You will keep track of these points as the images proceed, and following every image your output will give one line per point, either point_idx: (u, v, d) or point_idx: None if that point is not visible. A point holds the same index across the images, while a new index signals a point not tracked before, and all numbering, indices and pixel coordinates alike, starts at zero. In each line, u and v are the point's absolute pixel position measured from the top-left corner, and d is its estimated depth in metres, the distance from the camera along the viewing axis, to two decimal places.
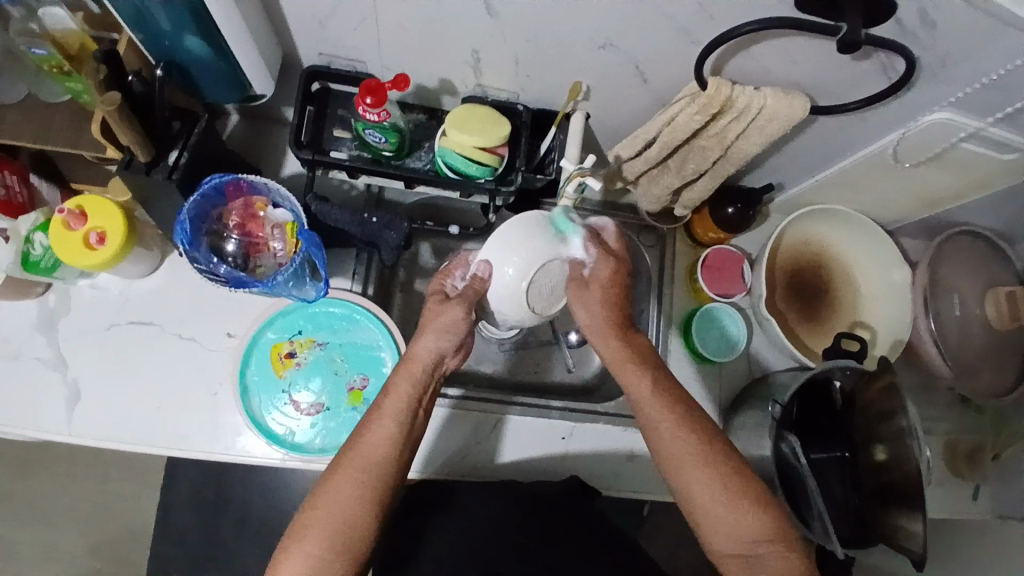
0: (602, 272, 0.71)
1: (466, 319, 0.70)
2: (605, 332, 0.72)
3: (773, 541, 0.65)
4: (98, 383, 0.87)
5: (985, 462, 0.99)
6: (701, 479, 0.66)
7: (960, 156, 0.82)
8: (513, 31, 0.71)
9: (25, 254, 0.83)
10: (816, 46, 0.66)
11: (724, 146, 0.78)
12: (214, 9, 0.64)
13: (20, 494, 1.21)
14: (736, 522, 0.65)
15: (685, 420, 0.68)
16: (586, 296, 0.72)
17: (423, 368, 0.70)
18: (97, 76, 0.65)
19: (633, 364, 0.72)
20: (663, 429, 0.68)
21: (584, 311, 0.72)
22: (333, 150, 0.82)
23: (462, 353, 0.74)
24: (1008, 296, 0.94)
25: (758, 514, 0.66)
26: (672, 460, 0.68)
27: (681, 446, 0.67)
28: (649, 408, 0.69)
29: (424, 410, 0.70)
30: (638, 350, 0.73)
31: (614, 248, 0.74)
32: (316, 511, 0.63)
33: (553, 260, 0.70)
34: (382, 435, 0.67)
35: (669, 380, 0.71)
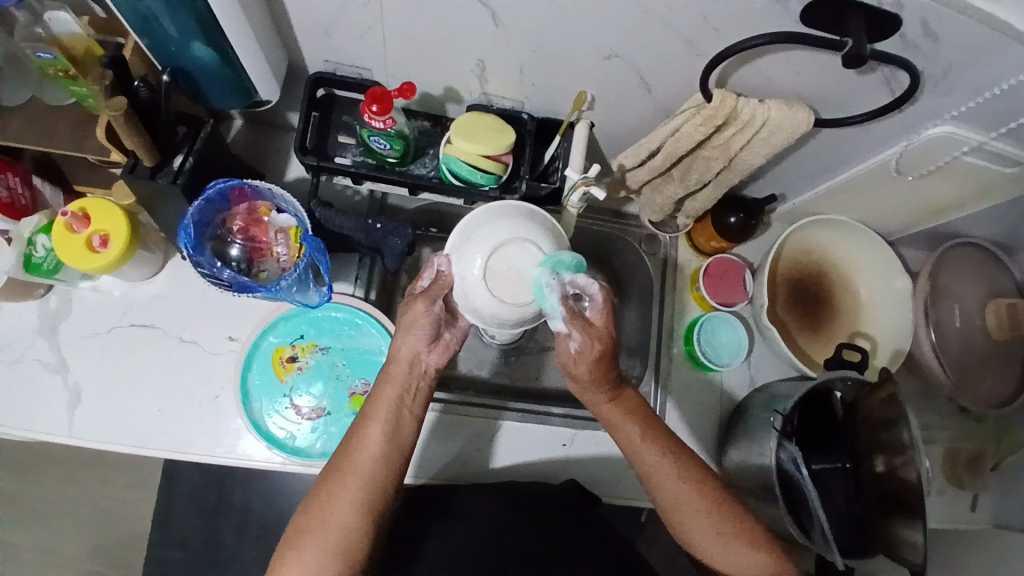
0: (589, 352, 0.64)
1: (429, 312, 0.67)
2: (586, 368, 0.66)
3: (772, 573, 0.68)
4: (98, 387, 0.87)
5: (986, 472, 0.99)
6: (699, 519, 0.68)
7: (963, 169, 0.82)
8: (519, 40, 0.71)
9: (26, 257, 0.83)
10: (820, 60, 0.66)
11: (729, 157, 0.78)
12: (221, 15, 0.64)
13: (20, 495, 1.21)
14: (734, 559, 0.68)
15: (682, 464, 0.69)
16: (576, 364, 0.66)
17: (404, 370, 0.69)
18: (102, 82, 0.65)
19: (633, 420, 0.70)
20: (658, 480, 0.69)
21: (577, 372, 0.67)
22: (339, 155, 0.82)
23: (446, 350, 0.70)
24: (1008, 306, 0.93)
25: (755, 550, 0.68)
26: (668, 506, 0.69)
27: (677, 493, 0.68)
28: (645, 460, 0.69)
29: (413, 414, 0.69)
30: (626, 406, 0.70)
31: (598, 328, 0.64)
32: (310, 518, 0.64)
33: (513, 243, 0.63)
34: (371, 442, 0.66)
35: (663, 435, 0.70)
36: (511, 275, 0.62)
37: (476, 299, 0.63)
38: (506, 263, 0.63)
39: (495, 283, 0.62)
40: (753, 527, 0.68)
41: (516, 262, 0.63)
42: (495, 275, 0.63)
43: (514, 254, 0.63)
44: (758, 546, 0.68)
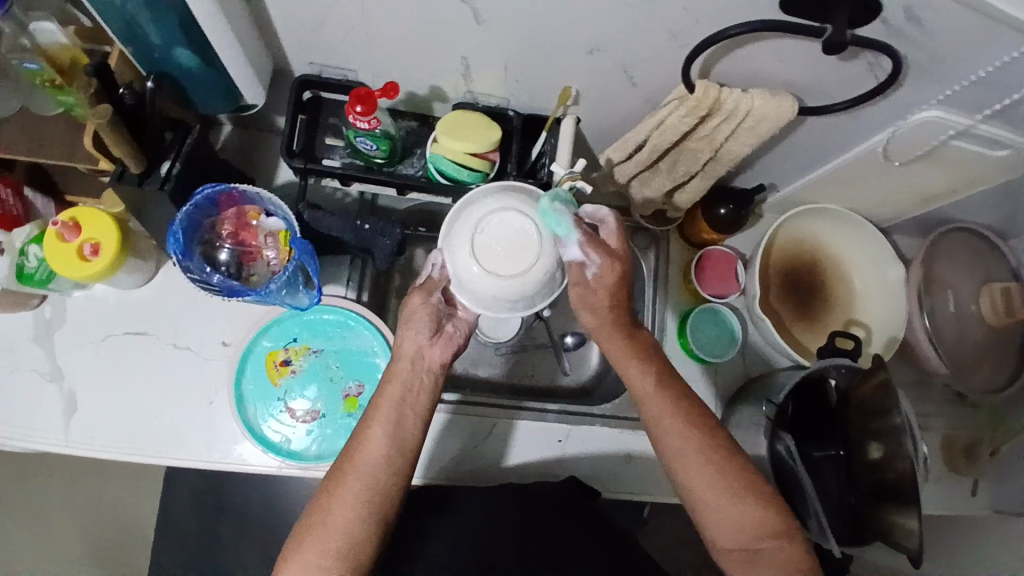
0: (608, 275, 0.68)
1: (425, 304, 0.73)
2: (601, 294, 0.69)
3: (777, 537, 0.66)
4: (94, 394, 0.87)
5: (984, 458, 0.99)
6: (703, 478, 0.67)
7: (951, 153, 0.82)
8: (502, 37, 0.71)
9: (19, 266, 0.83)
10: (802, 47, 0.66)
11: (714, 148, 0.79)
12: (204, 21, 0.65)
13: (22, 505, 1.21)
14: (735, 517, 0.66)
15: (687, 416, 0.69)
16: (592, 292, 0.69)
17: (407, 367, 0.71)
18: (89, 89, 0.66)
19: (643, 356, 0.72)
20: (649, 404, 0.70)
21: (593, 299, 0.70)
22: (326, 158, 0.83)
23: (449, 343, 0.74)
24: (1002, 292, 0.93)
25: (760, 509, 0.66)
26: (675, 453, 0.69)
27: (670, 422, 0.69)
28: (653, 406, 0.70)
29: (416, 413, 0.70)
30: (641, 343, 0.73)
31: (614, 248, 0.69)
32: (311, 520, 0.65)
33: (495, 215, 0.65)
34: (374, 441, 0.67)
35: (674, 381, 0.72)
36: (499, 248, 0.65)
37: (460, 259, 0.66)
38: (495, 232, 0.65)
39: (478, 253, 0.65)
40: (757, 483, 0.67)
41: (503, 236, 0.65)
42: (483, 250, 0.65)
43: (507, 226, 0.65)
44: (760, 505, 0.66)
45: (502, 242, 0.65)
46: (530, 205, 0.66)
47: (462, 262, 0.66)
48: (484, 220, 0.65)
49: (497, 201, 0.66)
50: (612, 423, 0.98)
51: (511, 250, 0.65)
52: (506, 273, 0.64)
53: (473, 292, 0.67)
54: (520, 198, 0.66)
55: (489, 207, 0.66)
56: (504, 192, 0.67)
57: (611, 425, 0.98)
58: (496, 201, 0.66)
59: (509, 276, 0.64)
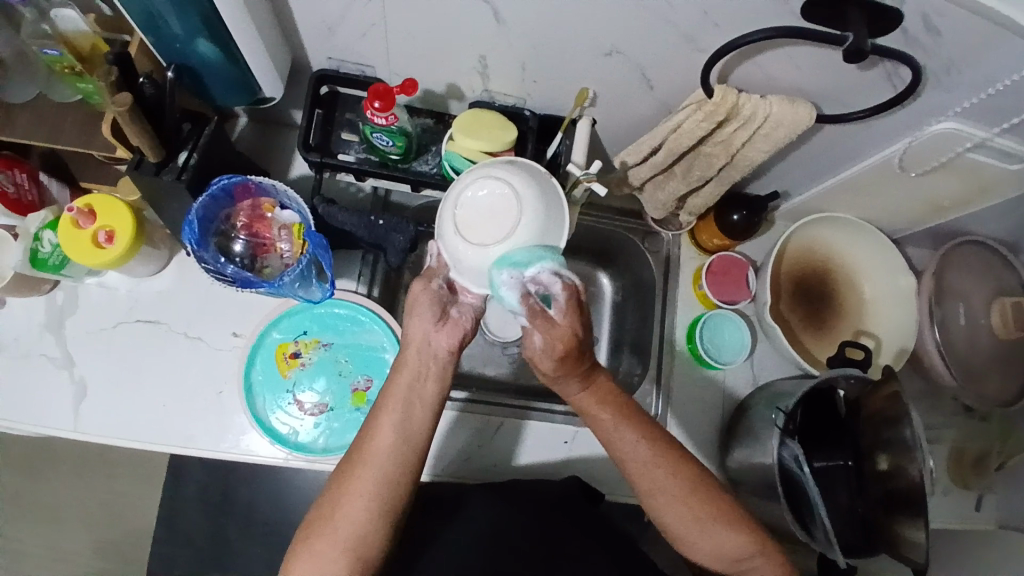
0: (554, 350, 0.64)
1: (425, 291, 0.71)
2: (551, 363, 0.65)
3: (756, 554, 0.69)
4: (104, 382, 0.88)
5: (991, 472, 0.99)
6: (679, 508, 0.68)
7: (967, 165, 0.82)
8: (520, 37, 0.72)
9: (33, 252, 0.84)
10: (821, 55, 0.66)
11: (730, 154, 0.78)
12: (225, 13, 0.65)
13: (27, 491, 1.22)
14: (718, 544, 0.69)
15: (657, 454, 0.69)
16: (542, 359, 0.65)
17: (416, 354, 0.70)
18: (108, 78, 0.66)
19: (608, 406, 0.70)
20: (631, 464, 0.69)
21: (542, 366, 0.66)
22: (342, 153, 0.83)
23: (456, 330, 0.71)
24: (1012, 305, 0.95)
25: (735, 534, 0.69)
26: (649, 495, 0.69)
27: (652, 476, 0.68)
28: (639, 457, 0.69)
29: (426, 401, 0.70)
30: (602, 393, 0.70)
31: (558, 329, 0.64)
32: (319, 510, 0.66)
33: (472, 186, 0.64)
34: (383, 432, 0.67)
35: (649, 429, 0.70)
36: (482, 219, 0.64)
37: (449, 239, 0.66)
38: (476, 206, 0.64)
39: (464, 228, 0.64)
40: (733, 511, 0.69)
41: (486, 204, 0.64)
42: (467, 223, 0.64)
43: (489, 195, 0.64)
44: (737, 530, 0.69)
45: (486, 211, 0.64)
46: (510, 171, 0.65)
47: (451, 241, 0.66)
48: (462, 195, 0.65)
49: (479, 172, 0.65)
50: None
51: (494, 216, 0.64)
52: (492, 240, 0.63)
53: (466, 268, 0.66)
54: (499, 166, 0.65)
55: (469, 181, 0.65)
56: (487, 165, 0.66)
57: None
58: (475, 174, 0.65)
59: (495, 244, 0.63)
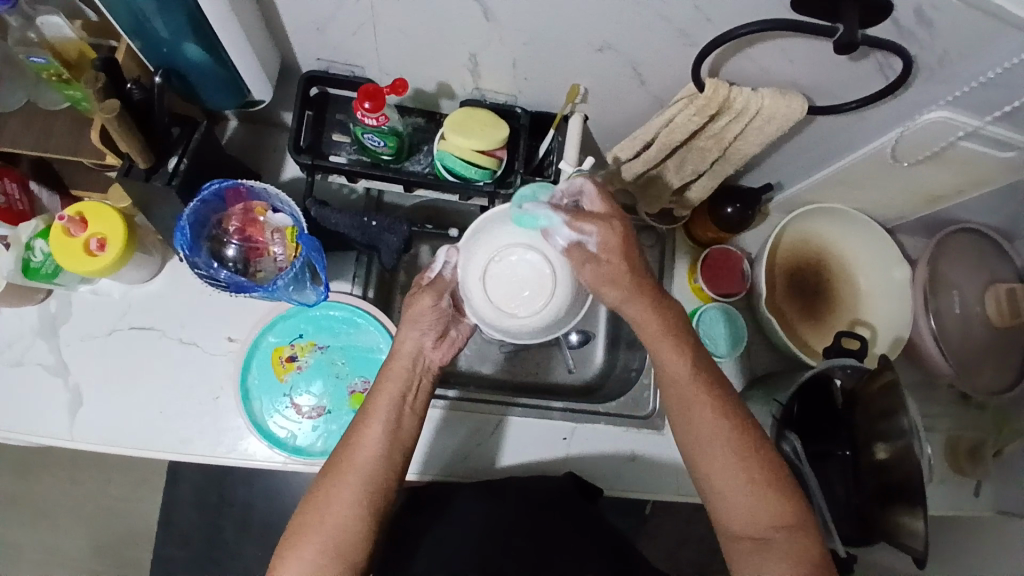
0: (610, 241, 0.71)
1: (433, 307, 0.75)
2: (614, 263, 0.72)
3: (790, 527, 0.65)
4: (99, 388, 0.87)
5: (987, 459, 0.99)
6: (727, 469, 0.67)
7: (959, 154, 0.82)
8: (511, 34, 0.71)
9: (25, 261, 0.83)
10: (812, 46, 0.66)
11: (723, 147, 0.78)
12: (213, 16, 0.65)
13: (25, 498, 1.21)
14: (753, 503, 0.66)
15: (711, 398, 0.69)
16: (603, 265, 0.72)
17: (407, 366, 0.72)
18: (96, 84, 0.65)
19: (671, 337, 0.71)
20: (680, 398, 0.70)
21: (606, 272, 0.72)
22: (333, 154, 0.83)
23: (452, 347, 0.76)
24: (1007, 293, 0.94)
25: (778, 501, 0.66)
26: (685, 434, 0.69)
27: (707, 430, 0.68)
28: (678, 381, 0.70)
29: (413, 410, 0.71)
30: (667, 319, 0.71)
31: (602, 213, 0.73)
32: (305, 517, 0.65)
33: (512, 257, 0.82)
34: (370, 439, 0.68)
35: (702, 359, 0.71)
36: (508, 281, 0.82)
37: (472, 282, 0.81)
38: (508, 269, 0.82)
39: (491, 282, 0.81)
40: (779, 473, 0.67)
41: (517, 274, 0.82)
42: (496, 280, 0.81)
43: (521, 265, 0.81)
44: (780, 495, 0.66)
45: (514, 273, 0.82)
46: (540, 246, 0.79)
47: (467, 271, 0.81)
48: (503, 258, 0.82)
49: (520, 237, 0.81)
50: (615, 422, 0.98)
51: (518, 287, 0.82)
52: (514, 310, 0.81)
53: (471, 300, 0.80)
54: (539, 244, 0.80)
55: (511, 241, 0.81)
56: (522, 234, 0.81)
57: (616, 423, 0.97)
58: (523, 243, 0.81)
59: (509, 311, 0.81)
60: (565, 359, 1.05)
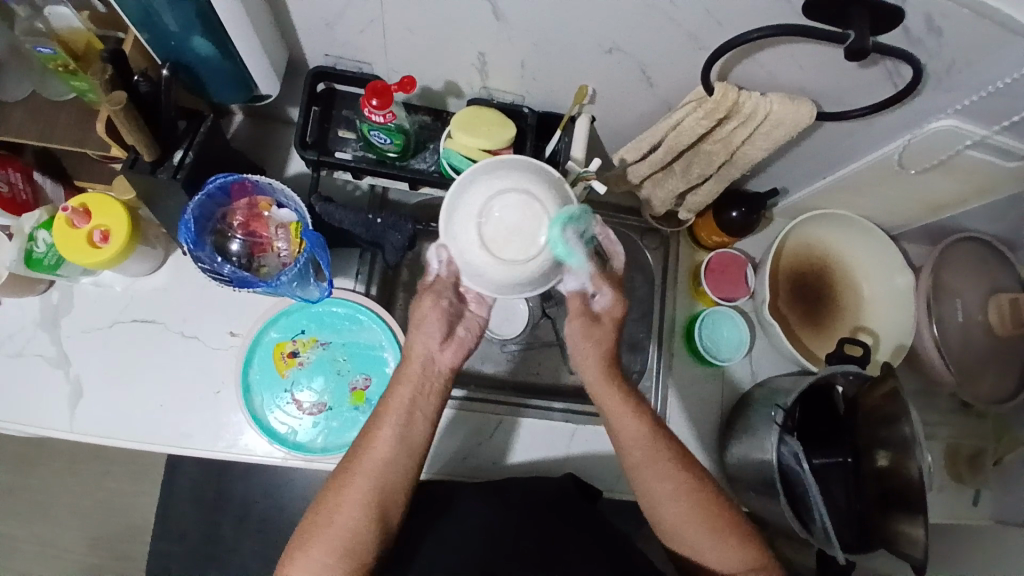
0: (603, 348, 0.75)
1: (437, 307, 0.71)
2: (598, 369, 0.75)
3: (758, 569, 0.70)
4: (100, 381, 0.87)
5: (987, 468, 0.99)
6: (689, 517, 0.70)
7: (965, 163, 0.81)
8: (520, 34, 0.71)
9: (28, 252, 0.82)
10: (823, 52, 0.66)
11: (730, 151, 0.78)
12: (221, 10, 0.64)
13: (22, 490, 1.21)
14: (723, 555, 0.70)
15: (677, 467, 0.72)
16: (586, 360, 0.75)
17: (418, 369, 0.71)
18: (103, 75, 0.64)
19: (637, 412, 0.74)
20: (642, 459, 0.73)
21: (585, 372, 0.76)
22: (339, 150, 0.83)
23: (460, 349, 0.73)
24: (1010, 302, 0.95)
25: (746, 548, 0.71)
26: (651, 499, 0.72)
27: (665, 484, 0.72)
28: (640, 451, 0.72)
29: (424, 415, 0.70)
30: (633, 398, 0.74)
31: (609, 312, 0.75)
32: (316, 517, 0.66)
33: (495, 199, 0.63)
34: (381, 443, 0.68)
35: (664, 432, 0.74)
36: (508, 233, 0.63)
37: (470, 255, 0.64)
38: (499, 218, 0.63)
39: (489, 243, 0.63)
40: (738, 521, 0.72)
41: (509, 218, 0.63)
42: (493, 238, 0.63)
43: (508, 209, 0.63)
44: (746, 545, 0.71)
45: (506, 218, 0.63)
46: (520, 179, 0.64)
47: (463, 252, 0.65)
48: (484, 208, 0.63)
49: (489, 186, 0.64)
50: None
51: (517, 231, 0.63)
52: (524, 255, 0.63)
53: (482, 280, 0.66)
54: (517, 173, 0.64)
55: (480, 195, 0.64)
56: (494, 171, 0.65)
57: None
58: (488, 185, 0.64)
59: (523, 259, 0.63)
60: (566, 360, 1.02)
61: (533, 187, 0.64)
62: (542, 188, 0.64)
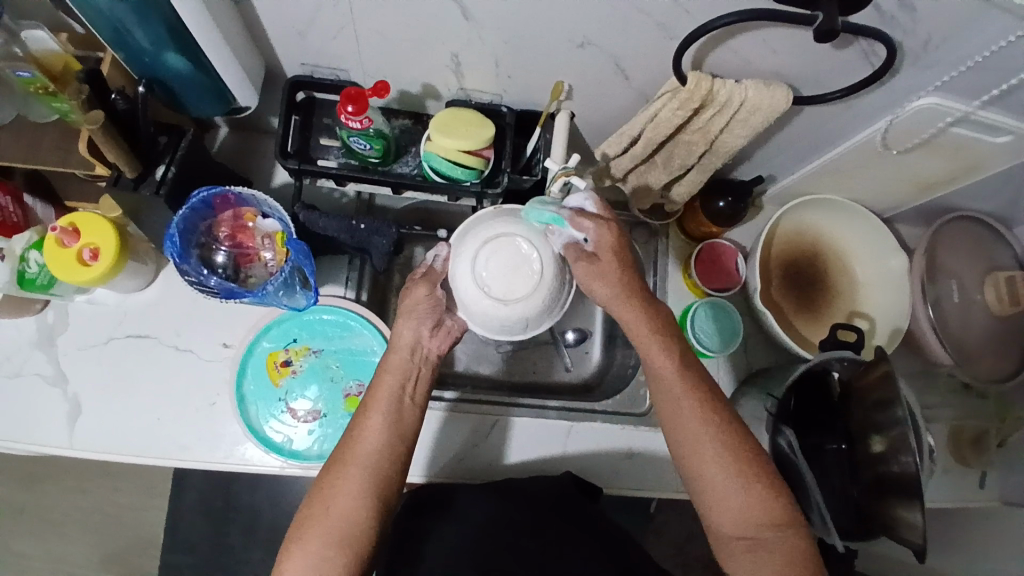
0: (603, 238, 0.76)
1: (428, 296, 0.76)
2: (602, 281, 0.75)
3: (783, 527, 0.64)
4: (98, 398, 0.88)
5: (991, 449, 0.97)
6: (715, 470, 0.66)
7: (951, 139, 0.80)
8: (491, 33, 0.71)
9: (20, 272, 0.84)
10: (794, 35, 0.65)
11: (709, 140, 0.78)
12: (191, 24, 0.65)
13: (33, 509, 1.23)
14: (744, 505, 0.65)
15: (703, 404, 0.69)
16: (596, 271, 0.75)
17: (406, 357, 0.73)
18: (79, 95, 0.67)
19: (659, 336, 0.73)
20: (670, 411, 0.70)
21: (597, 282, 0.75)
22: (321, 158, 0.83)
23: (448, 337, 0.77)
24: (1007, 279, 0.95)
25: (768, 502, 0.64)
26: (687, 446, 0.68)
27: (699, 447, 0.67)
28: (673, 385, 0.70)
29: (414, 401, 0.72)
30: (653, 320, 0.74)
31: (600, 214, 0.78)
32: (311, 509, 0.65)
33: (482, 264, 0.76)
34: (372, 430, 0.68)
35: (686, 355, 0.72)
36: (509, 273, 0.76)
37: (510, 312, 0.76)
38: (496, 272, 0.75)
39: (509, 293, 0.75)
40: (767, 471, 0.66)
41: (500, 264, 0.76)
42: (506, 290, 0.75)
43: (494, 262, 0.76)
44: (770, 495, 0.65)
45: (497, 271, 0.75)
46: (479, 243, 0.77)
47: (513, 318, 0.76)
48: (483, 279, 0.75)
49: (469, 276, 0.76)
50: (613, 419, 0.97)
51: (508, 268, 0.76)
52: (534, 276, 0.75)
53: (534, 316, 0.77)
54: (474, 242, 0.77)
55: (475, 284, 0.76)
56: (464, 261, 0.77)
57: (612, 421, 0.97)
58: (468, 266, 0.76)
59: (535, 279, 0.75)
60: (561, 359, 1.04)
61: (485, 237, 0.77)
62: (494, 231, 0.77)
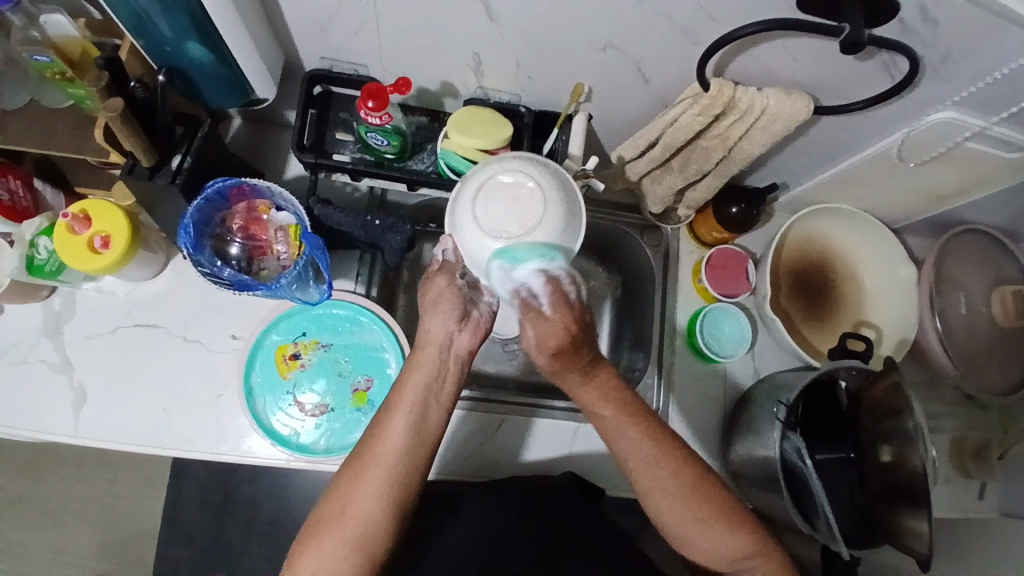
0: (542, 344, 0.65)
1: (451, 288, 0.73)
2: (547, 359, 0.67)
3: (755, 554, 0.69)
4: (104, 387, 0.87)
5: (992, 461, 0.99)
6: (677, 509, 0.69)
7: (964, 154, 0.81)
8: (513, 33, 0.71)
9: (29, 258, 0.83)
10: (818, 46, 0.65)
11: (727, 146, 0.78)
12: (215, 15, 0.64)
13: (31, 496, 1.22)
14: (718, 544, 0.69)
15: (666, 446, 0.70)
16: (536, 352, 0.67)
17: (435, 354, 0.71)
18: (99, 83, 0.65)
19: (615, 406, 0.70)
20: (636, 463, 0.70)
21: (542, 361, 0.68)
22: (337, 152, 0.83)
23: (476, 331, 0.74)
24: (1013, 294, 0.94)
25: (738, 534, 0.69)
26: (644, 488, 0.70)
27: (659, 480, 0.69)
28: (624, 448, 0.70)
29: (440, 402, 0.71)
30: (605, 392, 0.70)
31: (551, 318, 0.64)
32: (326, 507, 0.66)
33: (481, 213, 0.64)
34: (395, 431, 0.68)
35: (648, 417, 0.71)
36: (512, 207, 0.64)
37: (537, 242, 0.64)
38: (496, 214, 0.64)
39: (524, 222, 0.63)
40: (736, 510, 0.69)
41: (497, 202, 0.64)
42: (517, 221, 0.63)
43: (488, 207, 0.64)
44: (738, 531, 0.69)
45: (505, 211, 0.64)
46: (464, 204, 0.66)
47: (546, 247, 0.64)
48: (488, 228, 0.64)
49: (479, 234, 0.64)
50: None
51: (514, 199, 0.64)
52: (539, 197, 0.64)
53: (568, 224, 0.65)
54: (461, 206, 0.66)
55: (482, 242, 0.64)
56: (465, 231, 0.66)
57: None
58: (470, 230, 0.65)
59: (539, 197, 0.64)
60: None
61: (467, 190, 0.66)
62: (472, 184, 0.66)
